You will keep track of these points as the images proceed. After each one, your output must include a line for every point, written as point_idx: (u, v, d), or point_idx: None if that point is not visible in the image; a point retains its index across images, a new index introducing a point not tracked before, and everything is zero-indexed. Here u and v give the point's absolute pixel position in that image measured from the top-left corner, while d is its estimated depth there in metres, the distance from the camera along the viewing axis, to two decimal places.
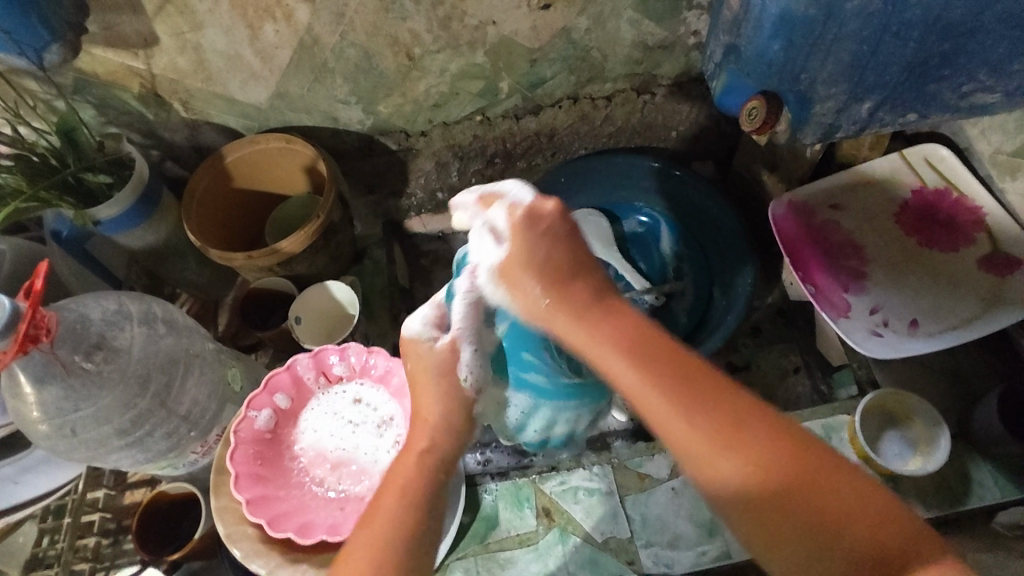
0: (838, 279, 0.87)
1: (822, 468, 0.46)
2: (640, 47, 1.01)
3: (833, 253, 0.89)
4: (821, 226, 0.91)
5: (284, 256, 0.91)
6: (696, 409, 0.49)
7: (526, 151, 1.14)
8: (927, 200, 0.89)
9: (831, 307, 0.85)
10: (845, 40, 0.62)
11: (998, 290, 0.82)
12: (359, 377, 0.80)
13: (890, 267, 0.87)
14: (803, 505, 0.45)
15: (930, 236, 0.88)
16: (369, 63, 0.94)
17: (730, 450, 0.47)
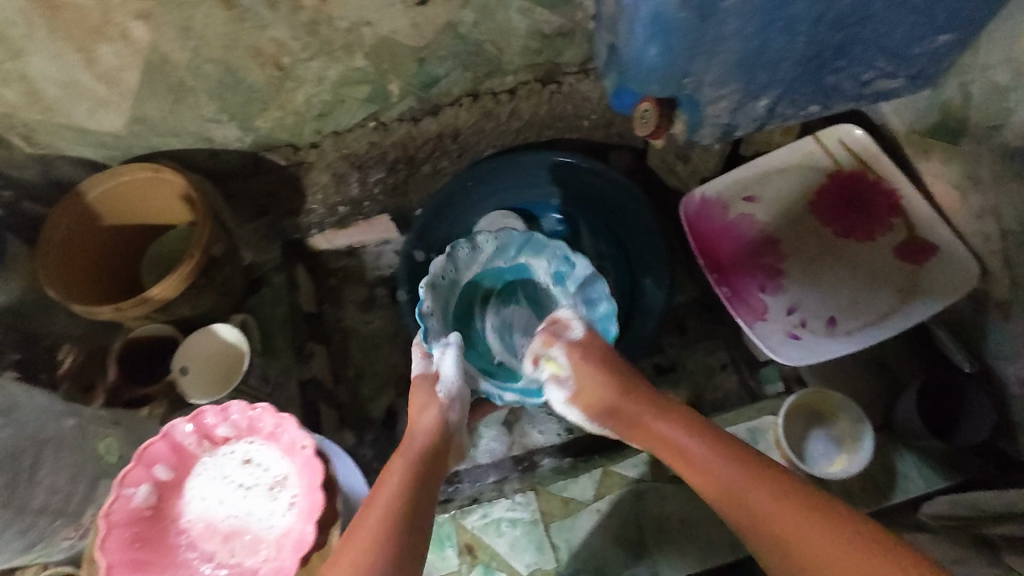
0: (754, 279, 0.84)
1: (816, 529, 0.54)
2: (537, 36, 0.93)
3: (750, 249, 0.85)
4: (737, 222, 0.86)
5: (157, 304, 0.83)
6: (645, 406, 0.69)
7: (430, 154, 1.06)
8: (844, 185, 0.85)
9: (745, 313, 0.81)
10: (728, 41, 0.55)
11: (914, 280, 0.80)
12: (248, 435, 0.75)
13: (807, 262, 0.84)
14: (758, 531, 0.57)
15: (847, 227, 0.85)
16: (233, 78, 0.84)
17: (664, 415, 0.68)
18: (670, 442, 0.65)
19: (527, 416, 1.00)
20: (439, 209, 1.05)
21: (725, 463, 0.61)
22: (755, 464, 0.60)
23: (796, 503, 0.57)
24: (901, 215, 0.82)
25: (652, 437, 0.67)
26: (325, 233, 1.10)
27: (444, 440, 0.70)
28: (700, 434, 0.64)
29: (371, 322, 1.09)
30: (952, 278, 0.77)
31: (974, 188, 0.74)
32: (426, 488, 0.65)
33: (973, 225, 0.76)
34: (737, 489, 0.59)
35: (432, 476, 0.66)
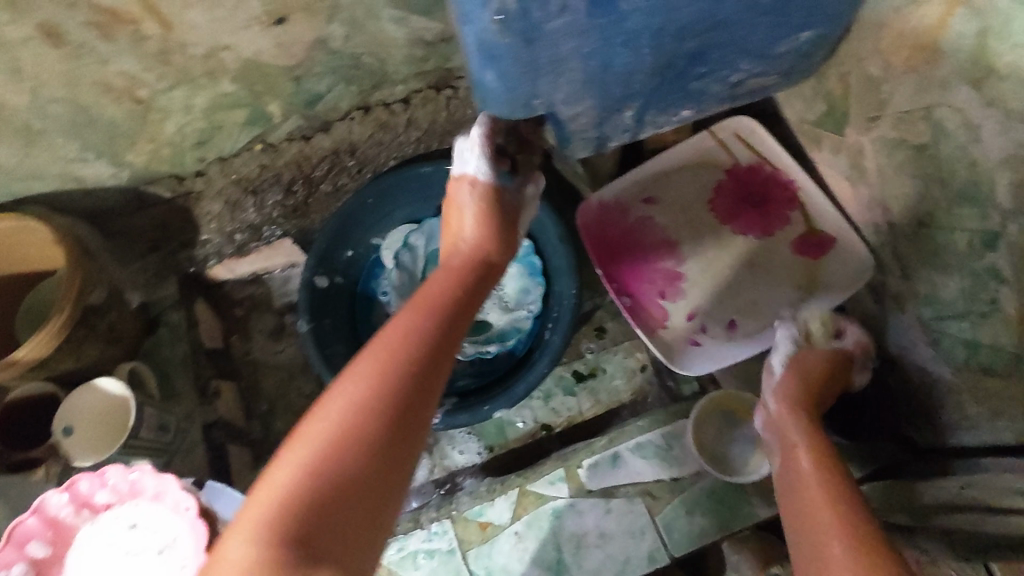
0: (654, 285, 0.82)
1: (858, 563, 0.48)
2: (418, 43, 0.88)
3: (651, 252, 0.83)
4: (637, 225, 0.84)
5: (29, 365, 0.78)
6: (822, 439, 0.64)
7: (328, 172, 1.00)
8: (741, 180, 0.83)
9: (645, 323, 0.81)
10: (568, 61, 0.51)
11: (811, 277, 0.79)
12: (128, 500, 0.71)
13: (707, 260, 0.82)
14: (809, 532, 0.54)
15: (747, 223, 0.82)
16: (86, 115, 0.78)
17: (810, 440, 0.63)
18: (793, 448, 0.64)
19: (446, 436, 0.96)
20: (345, 224, 0.99)
21: (824, 482, 0.57)
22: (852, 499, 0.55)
23: (862, 540, 0.50)
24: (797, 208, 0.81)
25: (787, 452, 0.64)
26: (224, 262, 1.04)
27: (485, 276, 0.67)
28: (827, 463, 0.60)
29: (282, 352, 1.07)
30: (850, 273, 0.76)
31: (863, 180, 0.72)
32: (452, 337, 0.59)
33: (866, 216, 0.74)
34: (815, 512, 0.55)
35: (461, 320, 0.61)
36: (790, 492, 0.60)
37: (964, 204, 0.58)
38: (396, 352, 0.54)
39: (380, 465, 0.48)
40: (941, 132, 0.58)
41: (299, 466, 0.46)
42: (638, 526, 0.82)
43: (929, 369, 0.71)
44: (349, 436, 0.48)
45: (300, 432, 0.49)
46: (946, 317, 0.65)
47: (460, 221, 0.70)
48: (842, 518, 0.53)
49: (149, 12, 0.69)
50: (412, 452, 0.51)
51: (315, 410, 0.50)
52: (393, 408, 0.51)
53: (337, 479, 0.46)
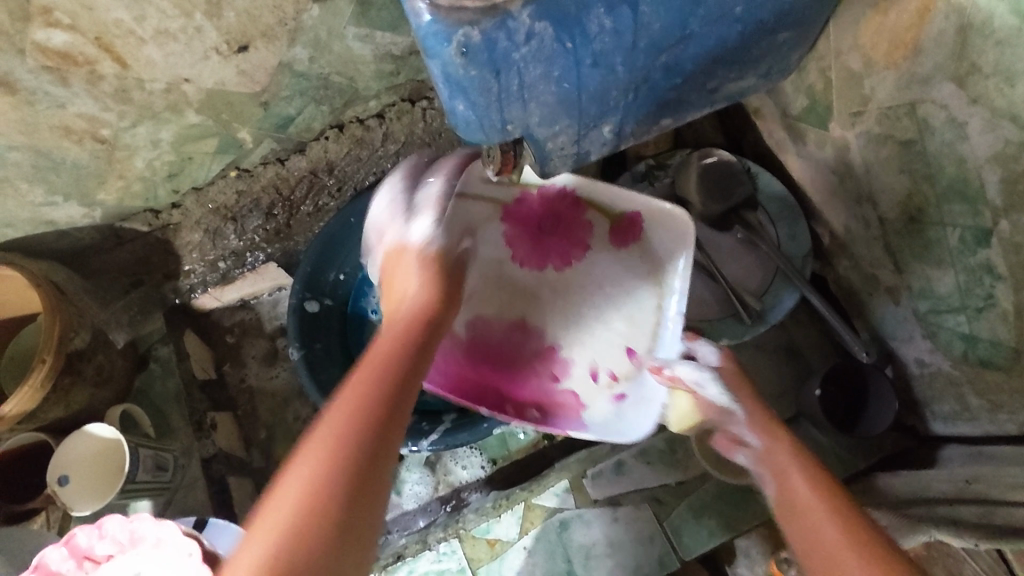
0: (536, 372, 0.79)
1: None
2: (387, 58, 0.85)
3: (484, 360, 0.79)
4: (473, 334, 0.79)
5: (16, 419, 0.76)
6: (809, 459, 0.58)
7: (308, 193, 0.99)
8: (521, 214, 0.76)
9: (568, 412, 0.76)
10: (538, 84, 0.50)
11: (651, 250, 0.74)
12: (129, 548, 0.69)
13: (557, 309, 0.79)
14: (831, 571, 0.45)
15: (559, 252, 0.77)
16: (50, 160, 0.76)
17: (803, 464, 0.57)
18: (779, 469, 0.58)
19: (448, 451, 0.93)
20: (326, 249, 0.97)
21: (828, 500, 0.52)
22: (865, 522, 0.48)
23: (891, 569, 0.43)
24: (602, 208, 0.73)
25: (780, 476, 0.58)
26: (211, 291, 1.01)
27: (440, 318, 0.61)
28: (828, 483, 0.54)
29: (276, 376, 1.03)
30: (665, 236, 0.72)
31: (848, 174, 0.71)
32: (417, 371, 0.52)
33: (855, 210, 0.72)
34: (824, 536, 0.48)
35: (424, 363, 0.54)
36: (793, 521, 0.52)
37: (954, 200, 0.57)
38: (360, 384, 0.48)
39: (367, 515, 0.40)
40: (927, 128, 0.57)
41: (273, 537, 0.37)
42: (647, 533, 0.82)
43: (928, 360, 0.70)
44: (332, 484, 0.40)
45: (272, 491, 0.40)
46: (942, 310, 0.64)
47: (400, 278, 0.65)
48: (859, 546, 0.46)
49: (103, 52, 0.67)
50: (387, 500, 0.43)
51: (290, 463, 0.41)
52: (375, 450, 0.43)
53: (327, 537, 0.38)
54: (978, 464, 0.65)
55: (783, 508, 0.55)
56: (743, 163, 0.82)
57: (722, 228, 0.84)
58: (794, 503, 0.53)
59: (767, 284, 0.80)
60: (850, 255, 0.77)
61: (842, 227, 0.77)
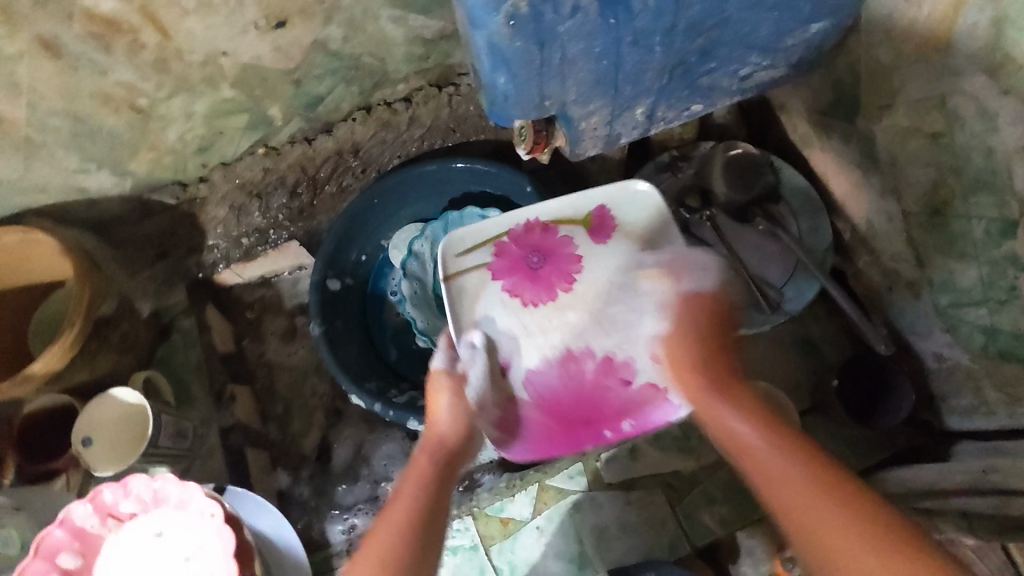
0: (610, 390, 0.79)
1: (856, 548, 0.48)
2: (418, 41, 0.87)
3: (553, 407, 0.79)
4: (534, 393, 0.79)
5: (42, 379, 0.78)
6: (736, 402, 0.64)
7: (333, 173, 1.00)
8: (510, 265, 0.82)
9: (650, 405, 0.77)
10: (578, 61, 0.51)
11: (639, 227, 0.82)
12: (153, 506, 0.72)
13: (602, 321, 0.79)
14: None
15: (560, 274, 0.81)
16: (87, 126, 0.78)
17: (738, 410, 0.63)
18: (716, 414, 0.65)
19: None
20: (350, 229, 0.99)
21: (768, 442, 0.58)
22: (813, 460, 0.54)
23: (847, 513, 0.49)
24: (569, 219, 0.82)
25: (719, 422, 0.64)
26: (233, 267, 1.02)
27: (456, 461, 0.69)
28: (761, 423, 0.60)
29: (295, 353, 1.04)
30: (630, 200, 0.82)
31: (873, 168, 0.71)
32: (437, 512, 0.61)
33: (877, 204, 0.73)
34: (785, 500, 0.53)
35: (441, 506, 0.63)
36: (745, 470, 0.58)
37: (981, 192, 0.58)
38: (401, 525, 0.58)
39: None
40: (956, 120, 0.57)
41: None
42: (659, 518, 0.83)
43: (946, 354, 0.71)
44: None
45: None
46: (963, 303, 0.65)
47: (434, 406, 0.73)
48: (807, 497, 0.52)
49: (146, 21, 0.68)
50: None
51: None
52: None
53: None
54: (993, 456, 0.66)
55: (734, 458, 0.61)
56: (767, 156, 0.84)
57: (743, 220, 0.85)
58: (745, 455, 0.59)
59: (786, 277, 0.82)
60: (870, 250, 0.78)
61: (864, 222, 0.77)
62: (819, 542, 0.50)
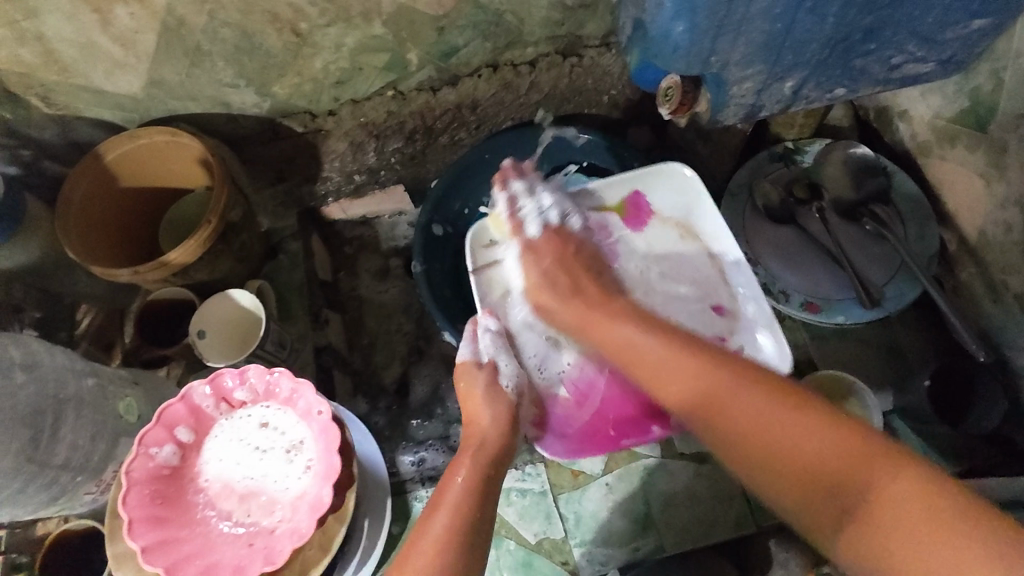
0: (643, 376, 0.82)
1: (803, 436, 0.52)
2: (558, 7, 0.92)
3: (592, 408, 0.82)
4: (574, 394, 0.82)
5: (175, 268, 0.84)
6: (635, 323, 0.68)
7: (448, 125, 1.04)
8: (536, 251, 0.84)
9: None
10: (756, 20, 0.54)
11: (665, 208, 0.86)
12: (263, 399, 0.76)
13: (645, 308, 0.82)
14: (796, 469, 0.52)
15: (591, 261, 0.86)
16: (250, 42, 0.84)
17: (640, 328, 0.67)
18: (606, 325, 0.71)
19: None
20: (458, 178, 1.03)
21: (685, 357, 0.62)
22: (724, 361, 0.60)
23: (768, 394, 0.55)
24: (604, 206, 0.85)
25: (631, 356, 0.67)
26: (341, 202, 1.11)
27: (497, 456, 0.68)
28: (663, 341, 0.64)
29: (386, 292, 1.11)
30: (662, 179, 0.85)
31: (999, 176, 0.73)
32: (485, 493, 0.63)
33: (997, 214, 0.74)
34: (723, 407, 0.57)
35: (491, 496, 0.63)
36: (655, 390, 0.64)
37: None
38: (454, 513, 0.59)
39: None
40: None
41: None
42: (727, 493, 0.85)
43: None
44: None
45: None
46: None
47: (475, 405, 0.72)
48: (733, 397, 0.57)
49: None
50: None
51: None
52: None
53: None
54: None
55: (649, 385, 0.64)
56: (881, 160, 0.85)
57: (851, 218, 0.86)
58: (654, 375, 0.64)
59: (890, 276, 0.83)
60: (978, 261, 0.79)
61: (977, 232, 0.79)
62: (765, 448, 0.54)
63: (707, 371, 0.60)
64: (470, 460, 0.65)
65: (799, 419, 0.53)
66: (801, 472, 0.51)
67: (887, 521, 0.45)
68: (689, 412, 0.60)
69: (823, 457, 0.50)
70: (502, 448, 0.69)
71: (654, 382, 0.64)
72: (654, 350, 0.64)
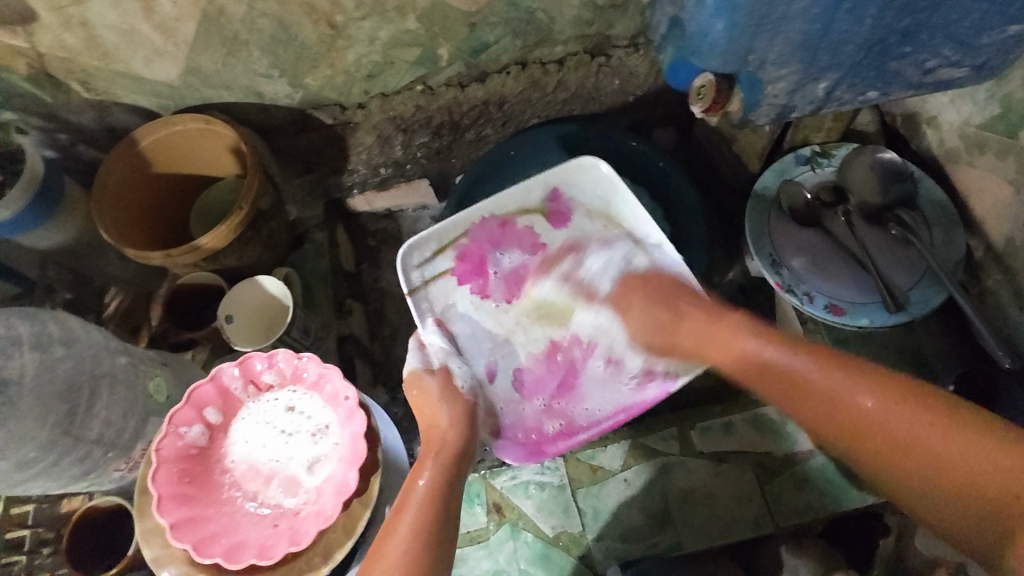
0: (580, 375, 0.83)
1: (941, 437, 0.55)
2: (590, 6, 0.92)
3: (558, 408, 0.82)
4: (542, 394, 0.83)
5: (207, 253, 0.85)
6: (740, 327, 0.70)
7: (475, 120, 1.05)
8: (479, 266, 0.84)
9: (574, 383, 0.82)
10: (795, 20, 0.55)
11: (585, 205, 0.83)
12: (290, 382, 0.77)
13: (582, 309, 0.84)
14: (952, 485, 0.54)
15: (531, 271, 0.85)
16: (286, 34, 0.85)
17: (746, 336, 0.69)
18: (712, 339, 0.72)
19: None
20: (483, 174, 1.04)
21: (799, 361, 0.64)
22: (829, 362, 0.63)
23: (889, 396, 0.59)
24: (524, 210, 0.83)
25: (753, 366, 0.68)
26: (366, 194, 1.12)
27: (465, 453, 0.71)
28: (777, 352, 0.66)
29: None
30: (588, 179, 0.82)
31: None
32: (452, 494, 0.67)
33: None
34: (846, 405, 0.60)
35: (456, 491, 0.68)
36: (770, 393, 0.66)
37: None
38: (421, 515, 0.63)
39: None
40: None
41: None
42: (746, 492, 0.85)
43: None
44: None
45: None
46: None
47: (433, 407, 0.74)
48: (848, 401, 0.61)
49: None
50: None
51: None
52: None
53: None
54: None
55: (766, 388, 0.67)
56: (908, 166, 0.85)
57: (876, 223, 0.85)
58: (774, 377, 0.66)
59: (914, 281, 0.83)
60: (1006, 268, 0.80)
61: (1004, 239, 0.79)
62: (902, 451, 0.57)
63: (831, 383, 0.62)
64: (435, 459, 0.69)
65: (936, 422, 0.56)
66: (948, 469, 0.54)
67: None
68: (808, 411, 0.63)
69: (971, 462, 0.53)
70: (465, 442, 0.72)
71: (768, 383, 0.66)
72: (769, 356, 0.67)
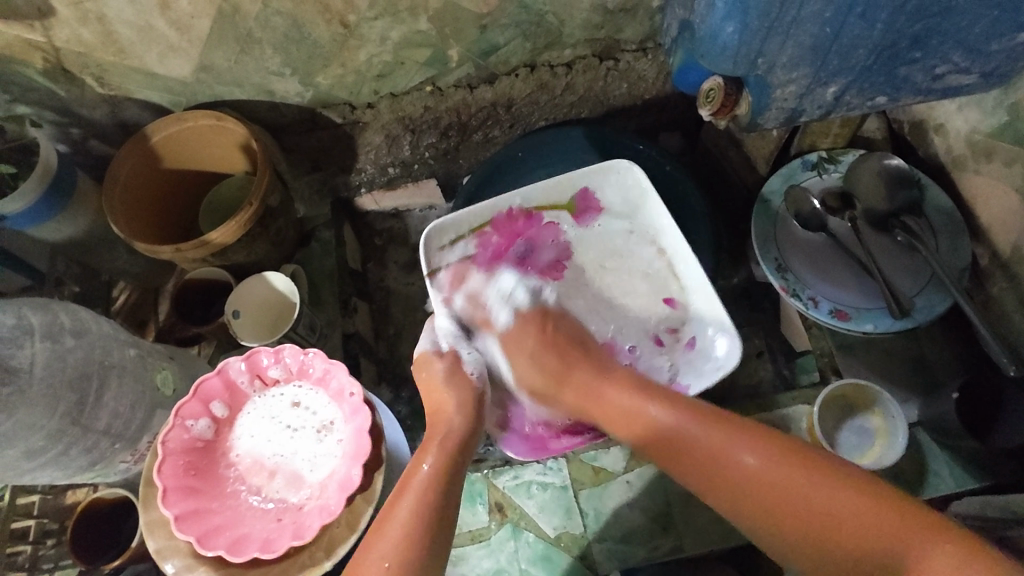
0: None
1: (816, 490, 0.53)
2: (600, 10, 0.93)
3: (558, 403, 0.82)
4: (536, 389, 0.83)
5: (216, 248, 0.86)
6: (623, 385, 0.70)
7: (483, 122, 1.06)
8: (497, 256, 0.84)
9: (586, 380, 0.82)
10: (807, 23, 0.56)
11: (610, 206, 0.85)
12: (297, 378, 0.78)
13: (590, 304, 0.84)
14: (811, 524, 0.52)
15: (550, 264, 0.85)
16: (299, 32, 0.86)
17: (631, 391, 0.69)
18: (597, 390, 0.72)
19: None
20: (490, 175, 1.05)
21: (682, 414, 0.63)
22: (714, 421, 0.61)
23: (775, 456, 0.56)
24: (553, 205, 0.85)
25: (630, 418, 0.67)
26: (373, 193, 1.13)
27: (467, 444, 0.69)
28: (658, 410, 0.65)
29: (414, 284, 1.14)
30: (614, 180, 0.85)
31: None
32: (453, 483, 0.64)
33: None
34: (725, 470, 0.58)
35: (457, 479, 0.65)
36: (654, 455, 0.64)
37: None
38: (418, 498, 0.61)
39: None
40: None
41: None
42: None
43: None
44: None
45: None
46: None
47: (442, 394, 0.73)
48: (725, 458, 0.58)
49: None
50: None
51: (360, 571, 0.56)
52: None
53: None
54: None
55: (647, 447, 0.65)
56: (916, 173, 0.85)
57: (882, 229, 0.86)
58: (654, 439, 0.64)
59: (919, 287, 0.83)
60: (1011, 276, 0.80)
61: (1011, 246, 0.79)
62: (782, 507, 0.54)
63: (716, 439, 0.59)
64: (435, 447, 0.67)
65: (813, 481, 0.53)
66: (831, 527, 0.51)
67: (916, 545, 0.46)
68: (693, 476, 0.60)
69: (847, 511, 0.50)
70: (470, 434, 0.70)
71: (659, 450, 0.63)
72: (648, 417, 0.65)
